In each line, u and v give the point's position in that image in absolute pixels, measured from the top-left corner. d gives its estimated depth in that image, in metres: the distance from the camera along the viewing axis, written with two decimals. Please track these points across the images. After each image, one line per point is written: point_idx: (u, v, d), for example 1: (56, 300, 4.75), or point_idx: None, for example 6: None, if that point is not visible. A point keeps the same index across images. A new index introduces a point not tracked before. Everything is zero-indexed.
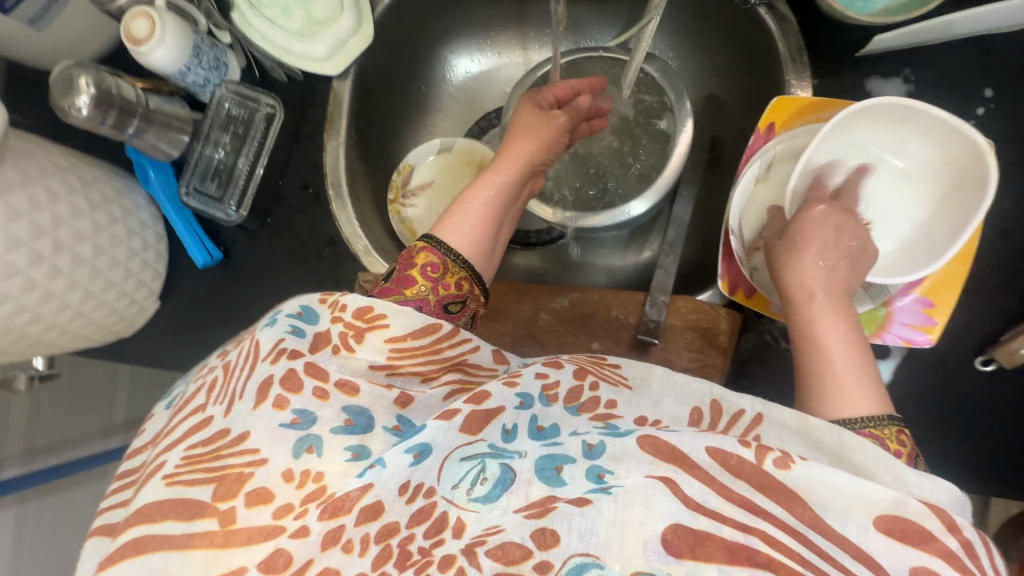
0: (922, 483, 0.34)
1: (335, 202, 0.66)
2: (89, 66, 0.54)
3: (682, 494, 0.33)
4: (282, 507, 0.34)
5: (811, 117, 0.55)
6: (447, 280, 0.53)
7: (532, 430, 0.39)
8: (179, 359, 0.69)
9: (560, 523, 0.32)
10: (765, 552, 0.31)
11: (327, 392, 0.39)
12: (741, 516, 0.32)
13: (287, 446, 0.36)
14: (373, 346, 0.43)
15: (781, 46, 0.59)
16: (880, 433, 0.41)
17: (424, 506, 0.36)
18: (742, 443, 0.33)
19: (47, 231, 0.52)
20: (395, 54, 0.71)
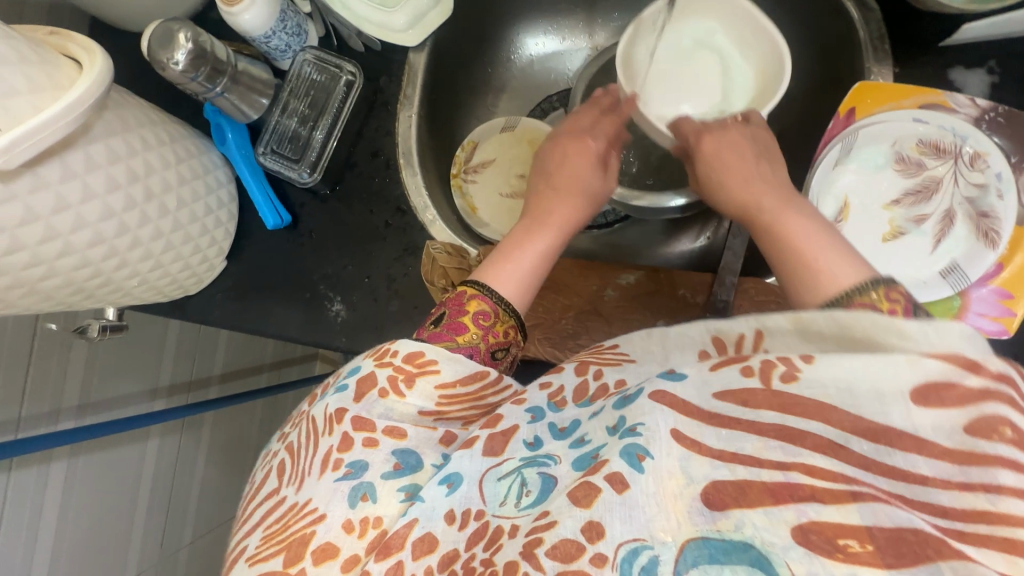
0: (924, 334, 0.29)
1: (406, 171, 0.68)
2: (186, 22, 0.55)
3: (712, 451, 0.30)
4: (349, 559, 0.38)
5: (893, 103, 0.55)
6: (498, 328, 0.50)
7: (554, 431, 0.40)
8: (239, 319, 0.70)
9: (604, 512, 0.31)
10: (807, 485, 0.28)
11: (376, 440, 0.42)
12: (781, 452, 0.29)
13: (343, 499, 0.40)
14: (423, 392, 0.44)
15: (861, 34, 0.59)
16: (865, 298, 0.37)
17: (477, 528, 0.37)
18: (743, 372, 0.31)
19: (140, 178, 0.53)
20: (467, 29, 0.72)
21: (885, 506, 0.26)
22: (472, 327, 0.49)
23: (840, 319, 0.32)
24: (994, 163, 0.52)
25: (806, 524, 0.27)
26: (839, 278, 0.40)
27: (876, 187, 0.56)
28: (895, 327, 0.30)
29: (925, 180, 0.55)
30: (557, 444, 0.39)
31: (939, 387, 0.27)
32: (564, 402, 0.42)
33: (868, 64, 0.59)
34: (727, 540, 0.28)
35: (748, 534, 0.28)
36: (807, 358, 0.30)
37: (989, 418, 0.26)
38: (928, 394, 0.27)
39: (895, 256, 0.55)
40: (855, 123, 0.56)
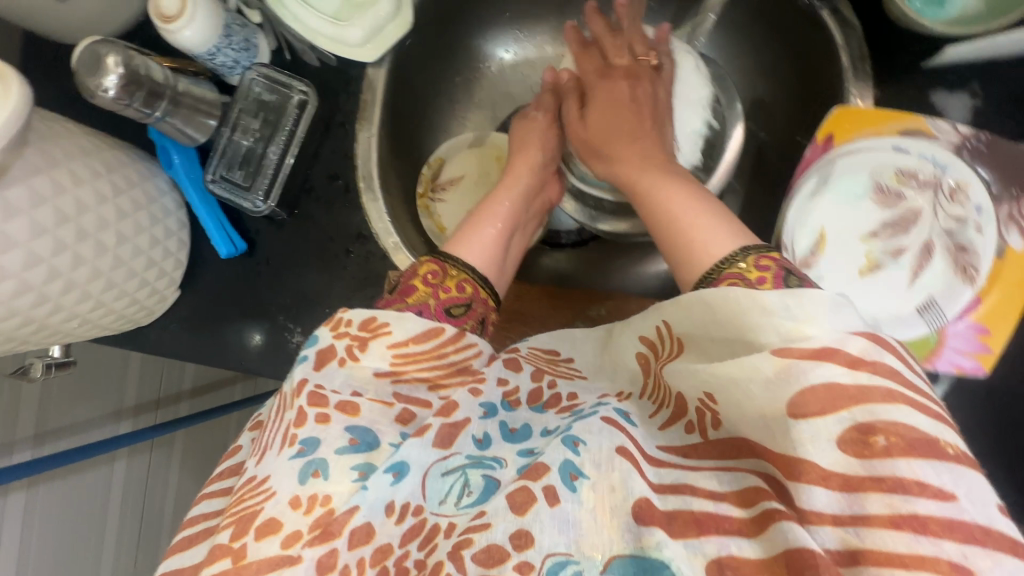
0: (783, 305, 0.32)
1: (366, 197, 0.64)
2: (117, 44, 0.51)
3: (648, 478, 0.34)
4: (291, 536, 0.35)
5: (873, 130, 0.53)
6: (448, 284, 0.52)
7: (504, 432, 0.43)
8: (196, 351, 0.67)
9: (534, 525, 0.33)
10: (735, 514, 0.31)
11: (328, 416, 0.39)
12: (716, 505, 0.32)
13: (293, 475, 0.36)
14: (376, 354, 0.42)
15: (842, 55, 0.56)
16: (735, 268, 0.39)
17: (414, 523, 0.38)
18: (684, 430, 0.37)
19: (71, 218, 0.49)
20: (430, 40, 0.68)
21: (786, 525, 0.29)
22: (432, 291, 0.51)
23: (707, 301, 0.35)
24: (975, 194, 0.51)
25: (723, 558, 0.30)
26: (710, 246, 0.42)
27: (851, 220, 0.53)
28: (758, 302, 0.33)
29: (903, 211, 0.53)
30: (504, 446, 0.42)
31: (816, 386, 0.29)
32: (517, 402, 0.46)
33: (848, 87, 0.56)
34: (648, 557, 0.31)
35: (666, 556, 0.31)
36: (710, 398, 0.35)
37: (867, 422, 0.28)
38: (783, 358, 0.30)
39: (872, 293, 0.53)
40: (833, 150, 0.54)
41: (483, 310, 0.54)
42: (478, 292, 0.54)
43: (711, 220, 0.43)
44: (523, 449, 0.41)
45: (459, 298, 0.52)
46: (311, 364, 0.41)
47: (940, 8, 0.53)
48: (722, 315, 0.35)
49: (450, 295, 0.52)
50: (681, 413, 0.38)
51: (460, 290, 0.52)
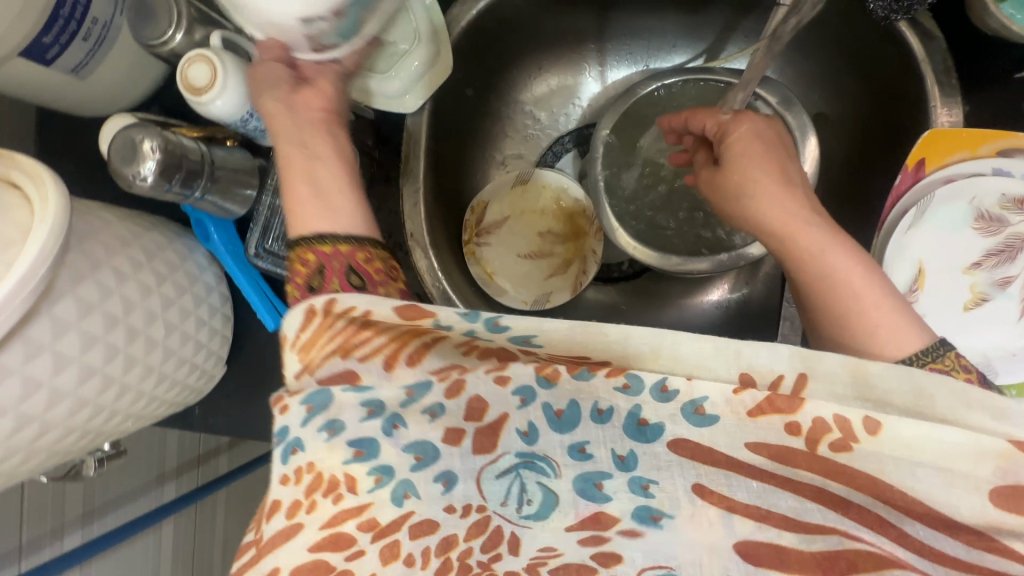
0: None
1: (417, 254, 0.60)
2: (149, 126, 0.47)
3: (742, 502, 0.33)
4: (291, 506, 0.32)
5: (965, 152, 0.49)
6: (300, 266, 0.44)
7: (551, 417, 0.35)
8: (249, 426, 0.64)
9: (622, 547, 0.34)
10: (851, 551, 0.32)
11: (282, 403, 0.33)
12: (819, 516, 0.33)
13: (276, 457, 0.33)
14: (283, 361, 0.34)
15: (924, 68, 0.52)
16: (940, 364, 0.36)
17: (479, 519, 0.35)
18: (790, 431, 0.33)
19: (121, 319, 0.46)
20: (467, 80, 0.64)
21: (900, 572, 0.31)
22: (290, 285, 0.44)
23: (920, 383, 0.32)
24: None
25: None
26: (898, 340, 0.38)
27: (949, 250, 0.50)
28: (992, 404, 0.31)
29: (1008, 238, 0.49)
30: (553, 440, 0.35)
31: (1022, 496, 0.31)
32: (557, 375, 0.34)
33: (932, 104, 0.52)
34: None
35: None
36: (875, 427, 0.32)
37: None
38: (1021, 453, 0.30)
39: (988, 325, 0.49)
40: (925, 176, 0.49)
41: (348, 259, 0.45)
42: (339, 247, 0.45)
43: (903, 305, 0.38)
44: (574, 448, 0.35)
45: (313, 269, 0.44)
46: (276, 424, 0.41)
47: None
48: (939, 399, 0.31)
49: (307, 274, 0.44)
50: (790, 410, 0.32)
51: (309, 264, 0.44)
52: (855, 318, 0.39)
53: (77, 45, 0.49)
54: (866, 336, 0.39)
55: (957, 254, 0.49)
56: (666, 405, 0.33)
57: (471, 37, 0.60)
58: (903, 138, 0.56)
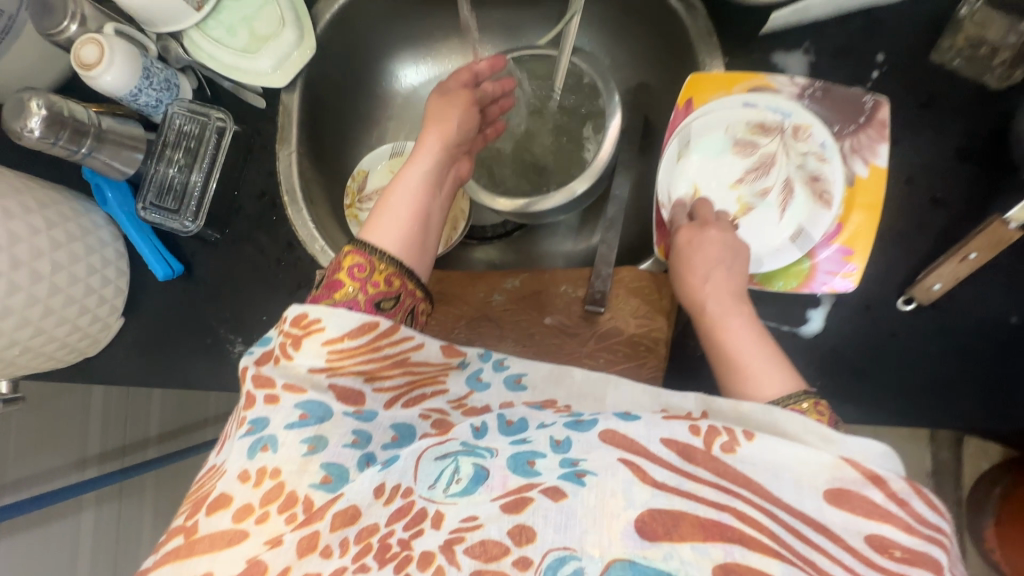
0: (848, 442, 0.39)
1: (291, 208, 0.69)
2: (39, 90, 0.56)
3: (653, 481, 0.37)
4: (242, 509, 0.39)
5: (723, 92, 0.61)
6: (361, 289, 0.53)
7: (502, 425, 0.45)
8: (145, 375, 0.70)
9: (535, 518, 0.36)
10: (735, 524, 0.34)
11: (276, 396, 0.44)
12: (711, 479, 0.37)
13: (244, 450, 0.41)
14: (311, 351, 0.46)
15: (691, 30, 0.64)
16: (800, 406, 0.44)
17: (402, 505, 0.39)
18: (692, 431, 0.39)
19: (3, 248, 0.55)
20: (340, 66, 0.75)
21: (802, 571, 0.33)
22: None
23: (773, 415, 0.41)
24: (818, 134, 0.59)
25: (728, 562, 0.33)
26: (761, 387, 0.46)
27: (716, 169, 0.61)
28: (825, 432, 0.39)
29: (763, 155, 0.60)
30: (497, 438, 0.43)
31: (849, 496, 0.37)
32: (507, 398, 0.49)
33: (702, 59, 0.63)
34: (652, 566, 0.33)
35: (673, 565, 0.33)
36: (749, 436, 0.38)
37: (882, 538, 0.35)
38: (846, 468, 0.37)
39: (755, 227, 0.59)
40: (694, 112, 0.61)
41: (412, 302, 0.56)
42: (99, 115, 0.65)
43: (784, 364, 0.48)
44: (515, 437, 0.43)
45: (383, 294, 0.54)
46: (254, 359, 0.49)
47: None
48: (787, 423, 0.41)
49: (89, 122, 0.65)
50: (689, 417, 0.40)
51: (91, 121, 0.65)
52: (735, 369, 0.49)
53: None
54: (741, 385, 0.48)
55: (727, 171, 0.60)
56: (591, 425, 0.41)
57: (337, 28, 0.71)
58: None
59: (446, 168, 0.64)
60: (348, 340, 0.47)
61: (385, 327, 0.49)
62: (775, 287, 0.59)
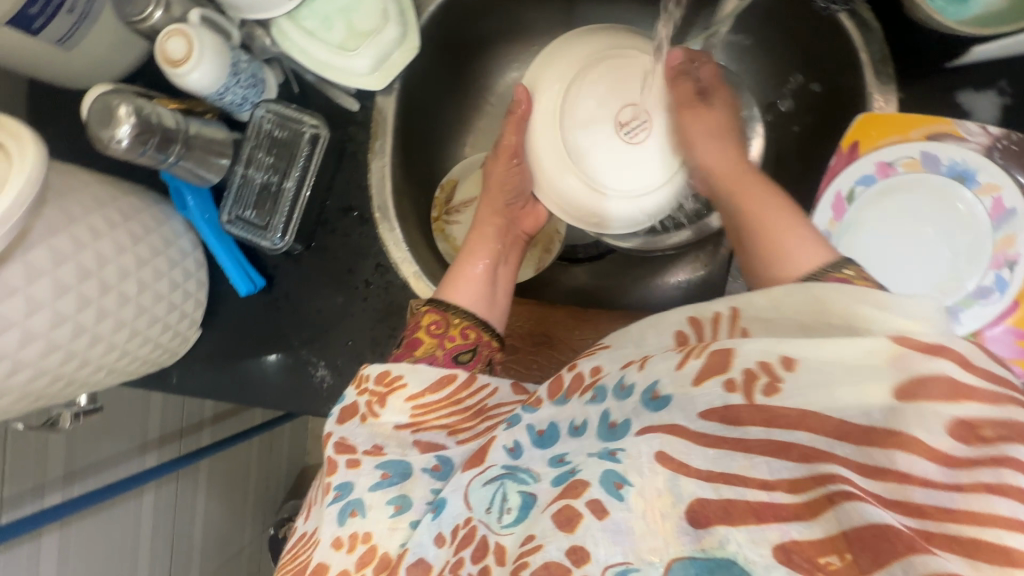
0: (903, 303, 0.31)
1: (383, 226, 0.64)
2: (127, 93, 0.50)
3: (699, 473, 0.33)
4: (341, 573, 0.41)
5: (899, 136, 0.52)
6: (452, 333, 0.55)
7: (533, 436, 0.42)
8: (221, 390, 0.67)
9: (586, 538, 0.33)
10: (791, 502, 0.29)
11: (359, 460, 0.45)
12: (767, 469, 0.31)
13: (334, 518, 0.43)
14: (395, 408, 0.47)
15: (862, 55, 0.55)
16: (840, 275, 0.39)
17: (466, 531, 0.40)
18: (727, 388, 0.33)
19: (93, 273, 0.49)
20: (437, 63, 0.67)
21: (859, 504, 0.27)
22: None
23: (813, 293, 0.34)
24: (1010, 198, 0.50)
25: (788, 544, 0.29)
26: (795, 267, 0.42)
27: (880, 224, 0.53)
28: (872, 296, 0.32)
29: (938, 211, 0.52)
30: (535, 455, 0.41)
31: (922, 382, 0.28)
32: (538, 402, 0.43)
33: (869, 92, 0.55)
34: (711, 557, 0.31)
35: (731, 550, 0.30)
36: (788, 363, 0.31)
37: (968, 419, 0.27)
38: (903, 347, 0.28)
39: (911, 275, 0.53)
40: (859, 157, 0.53)
41: (490, 353, 0.57)
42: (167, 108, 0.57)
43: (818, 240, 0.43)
44: (552, 458, 0.40)
45: (466, 345, 0.55)
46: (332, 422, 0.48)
47: (964, 5, 0.51)
48: (841, 299, 0.33)
49: None
50: (722, 369, 0.33)
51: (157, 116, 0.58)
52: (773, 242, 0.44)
53: (62, 17, 0.51)
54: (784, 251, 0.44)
55: (889, 226, 0.53)
56: (626, 402, 0.38)
57: (440, 21, 0.63)
58: (845, 122, 0.58)
59: (505, 237, 0.64)
60: (426, 395, 0.48)
61: (462, 379, 0.49)
62: None
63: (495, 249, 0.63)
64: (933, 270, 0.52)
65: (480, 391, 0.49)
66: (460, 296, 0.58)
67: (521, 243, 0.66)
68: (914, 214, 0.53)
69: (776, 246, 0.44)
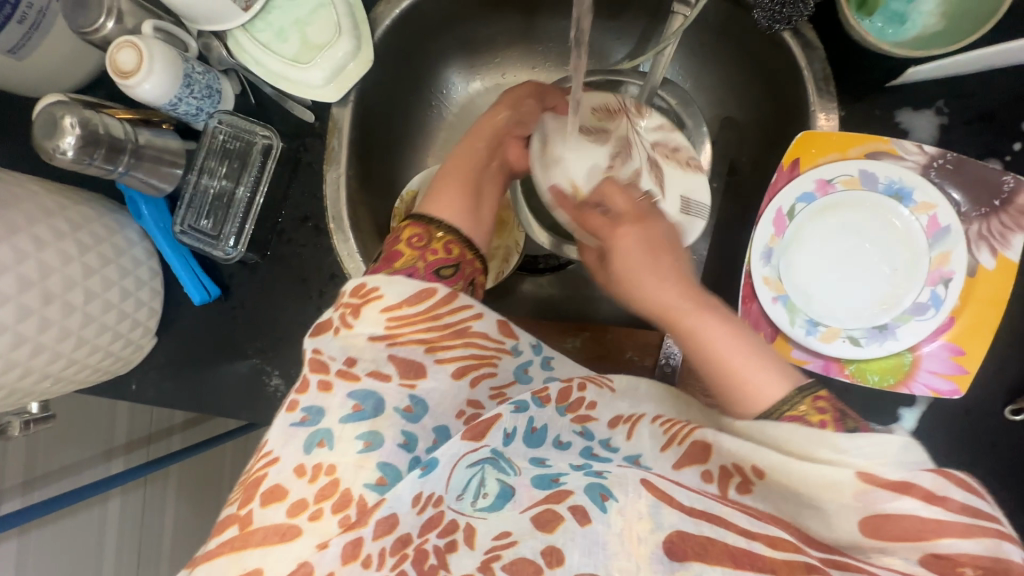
0: (858, 447, 0.33)
1: (337, 237, 0.63)
2: (74, 105, 0.51)
3: (682, 506, 0.35)
4: (296, 504, 0.36)
5: (838, 153, 0.53)
6: (435, 246, 0.52)
7: (528, 432, 0.42)
8: (177, 397, 0.67)
9: (564, 542, 0.36)
10: (769, 554, 0.32)
11: (331, 382, 0.40)
12: (746, 520, 0.34)
13: (299, 444, 0.38)
14: (370, 318, 0.43)
15: (805, 73, 0.55)
16: (796, 409, 0.40)
17: (434, 513, 0.37)
18: (704, 478, 0.38)
19: (35, 283, 0.50)
20: (394, 75, 0.67)
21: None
22: None
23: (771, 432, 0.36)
24: (944, 216, 0.51)
25: None
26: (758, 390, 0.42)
27: (819, 240, 0.54)
28: (828, 439, 0.34)
29: (873, 228, 0.53)
30: (520, 450, 0.41)
31: (891, 518, 0.32)
32: (548, 399, 0.43)
33: (814, 109, 0.55)
34: None
35: None
36: (758, 474, 0.35)
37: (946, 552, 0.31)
38: (867, 484, 0.32)
39: (852, 291, 0.53)
40: (799, 175, 0.54)
41: (473, 273, 0.54)
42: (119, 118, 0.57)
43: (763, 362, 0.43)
44: (534, 459, 0.42)
45: (445, 259, 0.52)
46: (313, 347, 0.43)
47: (901, 27, 0.53)
48: (799, 437, 0.35)
49: None
50: (703, 459, 0.38)
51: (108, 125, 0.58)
52: (732, 372, 0.43)
53: (12, 27, 0.52)
54: (743, 386, 0.42)
55: (829, 242, 0.54)
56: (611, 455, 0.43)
57: (396, 34, 0.64)
58: (792, 138, 0.59)
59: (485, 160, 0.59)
60: (407, 307, 0.44)
61: (445, 293, 0.45)
62: (868, 382, 0.53)
63: (470, 181, 0.57)
64: (872, 286, 0.53)
65: (461, 310, 0.45)
66: (447, 210, 0.54)
67: (507, 173, 0.61)
68: (852, 230, 0.54)
69: (730, 366, 0.43)
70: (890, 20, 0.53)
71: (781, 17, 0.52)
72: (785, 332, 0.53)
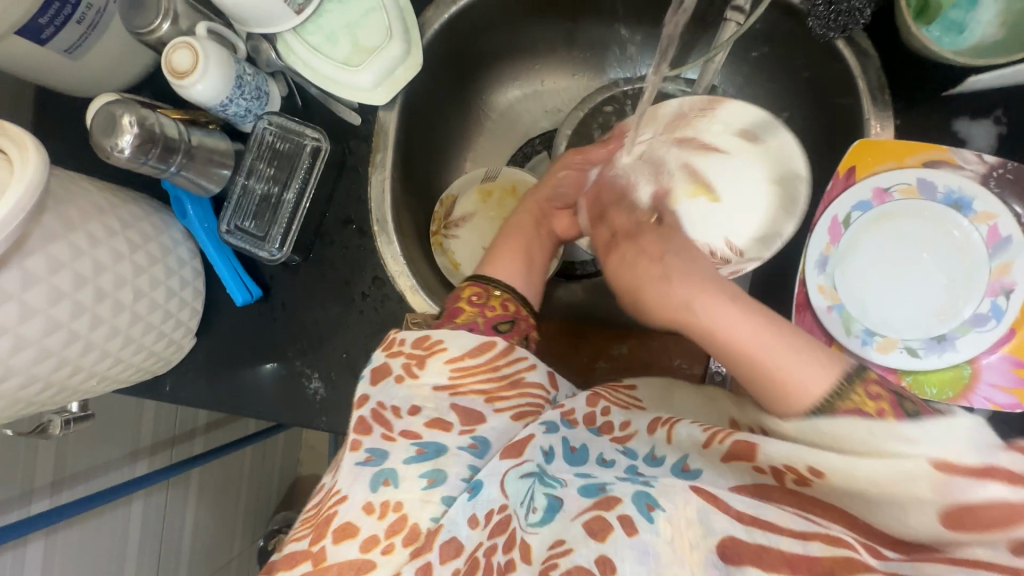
0: (926, 434, 0.31)
1: (381, 240, 0.64)
2: (131, 103, 0.51)
3: (729, 511, 0.34)
4: (368, 540, 0.37)
5: (894, 162, 0.52)
6: (493, 304, 0.52)
7: (566, 450, 0.43)
8: (214, 399, 0.66)
9: (614, 552, 0.35)
10: (827, 554, 0.31)
11: (395, 433, 0.41)
12: (802, 522, 0.33)
13: (365, 482, 0.39)
14: (434, 369, 0.44)
15: (860, 83, 0.55)
16: (850, 399, 0.38)
17: (500, 519, 0.38)
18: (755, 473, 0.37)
19: (89, 280, 0.49)
20: (439, 79, 0.68)
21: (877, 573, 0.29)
22: None
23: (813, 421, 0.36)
24: (1005, 226, 0.50)
25: None
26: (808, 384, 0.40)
27: (874, 247, 0.53)
28: (894, 431, 0.32)
29: (931, 236, 0.53)
30: (564, 466, 0.42)
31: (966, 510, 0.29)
32: (576, 420, 0.46)
33: (868, 118, 0.55)
34: None
35: None
36: (816, 473, 0.34)
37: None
38: (944, 473, 0.30)
39: (909, 300, 0.52)
40: (855, 183, 0.53)
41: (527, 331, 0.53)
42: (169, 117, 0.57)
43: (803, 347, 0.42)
44: (579, 472, 0.42)
45: (505, 316, 0.52)
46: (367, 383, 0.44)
47: (958, 37, 0.52)
48: (841, 429, 0.35)
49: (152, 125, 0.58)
50: (749, 458, 0.37)
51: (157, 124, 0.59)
52: (767, 367, 0.42)
53: (72, 27, 0.53)
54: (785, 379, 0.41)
55: (883, 250, 0.53)
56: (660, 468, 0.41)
57: (444, 39, 0.64)
58: (843, 146, 0.58)
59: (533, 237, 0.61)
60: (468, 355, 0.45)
61: (501, 346, 0.46)
62: (927, 395, 0.51)
63: (526, 245, 0.60)
64: (929, 295, 0.52)
65: (518, 359, 0.47)
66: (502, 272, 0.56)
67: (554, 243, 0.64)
68: (908, 238, 0.53)
69: (771, 364, 0.42)
70: (947, 30, 0.53)
71: (835, 25, 0.52)
72: (840, 341, 0.52)
